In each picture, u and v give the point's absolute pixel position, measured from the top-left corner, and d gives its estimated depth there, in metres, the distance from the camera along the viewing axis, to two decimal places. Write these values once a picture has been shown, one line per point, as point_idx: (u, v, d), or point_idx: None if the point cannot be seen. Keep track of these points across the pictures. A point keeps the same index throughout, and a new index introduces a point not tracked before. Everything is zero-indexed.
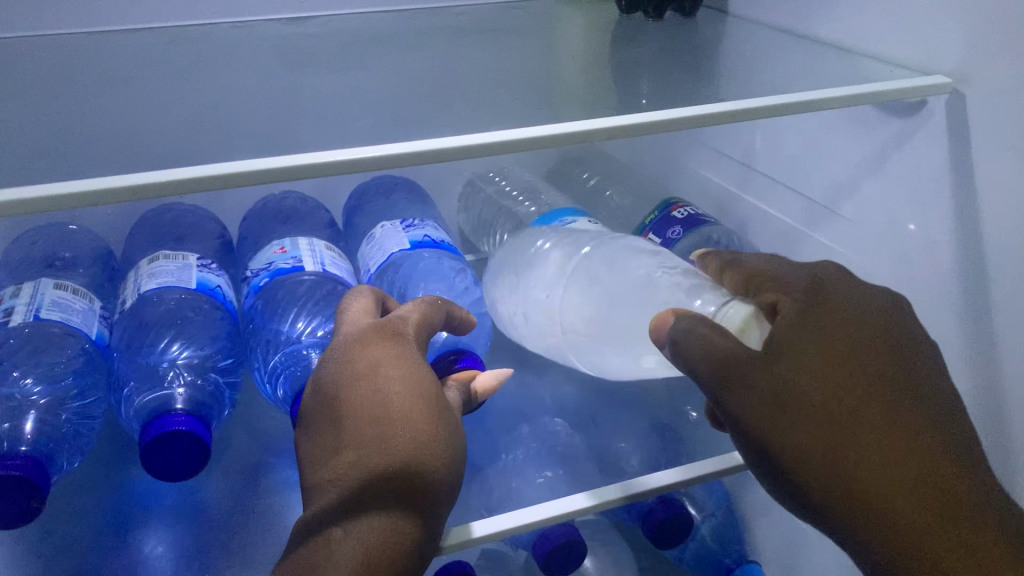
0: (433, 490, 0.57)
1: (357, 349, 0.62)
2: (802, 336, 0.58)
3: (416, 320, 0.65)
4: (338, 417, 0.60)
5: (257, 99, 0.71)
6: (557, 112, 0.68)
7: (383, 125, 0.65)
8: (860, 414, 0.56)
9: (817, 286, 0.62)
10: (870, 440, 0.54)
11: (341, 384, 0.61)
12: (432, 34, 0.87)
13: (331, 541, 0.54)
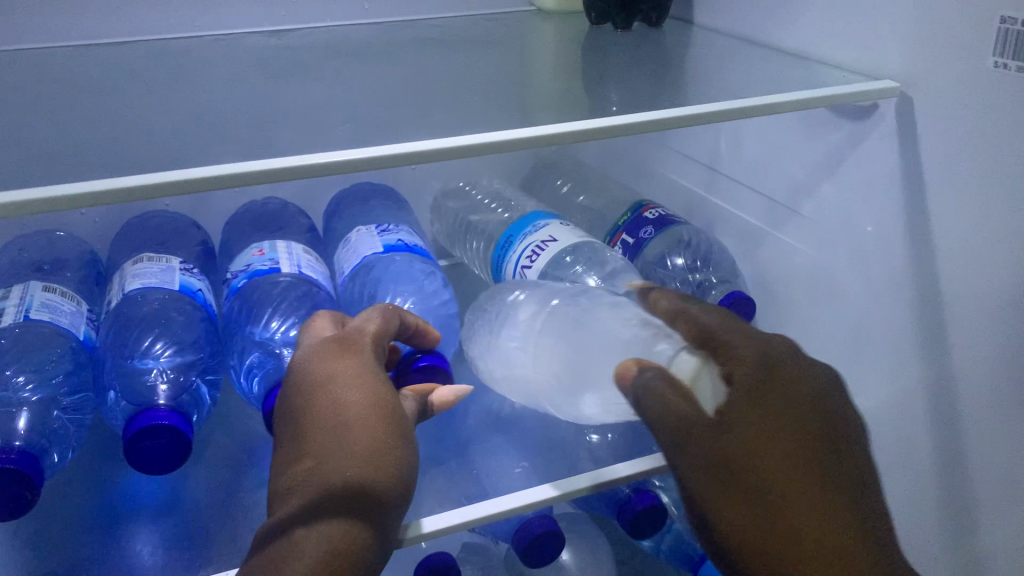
0: (372, 506, 0.50)
1: (314, 359, 0.55)
2: (758, 410, 0.54)
3: (372, 331, 0.58)
4: (293, 424, 0.53)
5: (80, 99, 0.68)
6: (408, 115, 0.67)
7: (243, 132, 0.63)
8: (788, 495, 0.51)
9: (768, 354, 0.57)
10: (769, 498, 0.52)
11: (301, 391, 0.54)
12: (291, 38, 0.85)
13: (279, 557, 0.46)
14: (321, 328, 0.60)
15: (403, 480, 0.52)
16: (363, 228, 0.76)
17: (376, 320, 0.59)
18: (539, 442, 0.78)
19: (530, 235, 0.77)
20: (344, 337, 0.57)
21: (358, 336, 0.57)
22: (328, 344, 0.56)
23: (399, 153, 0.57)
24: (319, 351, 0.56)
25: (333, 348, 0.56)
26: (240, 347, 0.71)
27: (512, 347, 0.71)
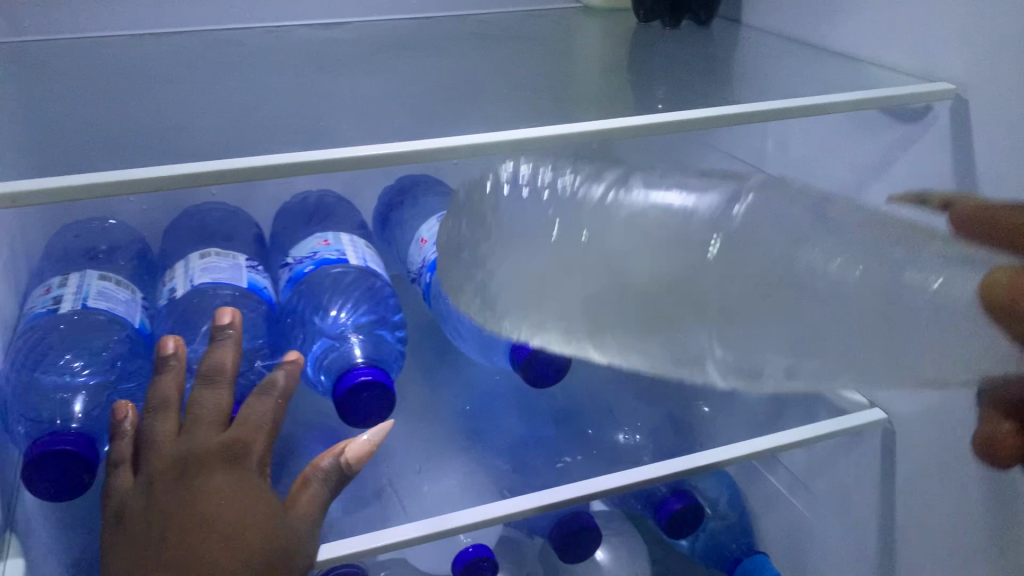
0: None
1: (193, 468, 0.50)
2: None
3: (264, 440, 0.54)
4: (154, 530, 0.47)
5: (141, 89, 0.69)
6: (460, 109, 0.67)
7: (298, 123, 0.64)
8: None
9: None
10: None
11: (170, 504, 0.48)
12: (342, 31, 0.85)
13: None
14: (213, 426, 0.53)
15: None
16: (454, 212, 0.80)
17: (266, 409, 0.55)
18: (579, 438, 0.78)
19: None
20: (226, 444, 0.52)
21: (253, 438, 0.53)
22: (218, 453, 0.51)
23: (457, 145, 0.57)
24: (206, 465, 0.50)
25: (226, 463, 0.51)
26: (309, 334, 0.71)
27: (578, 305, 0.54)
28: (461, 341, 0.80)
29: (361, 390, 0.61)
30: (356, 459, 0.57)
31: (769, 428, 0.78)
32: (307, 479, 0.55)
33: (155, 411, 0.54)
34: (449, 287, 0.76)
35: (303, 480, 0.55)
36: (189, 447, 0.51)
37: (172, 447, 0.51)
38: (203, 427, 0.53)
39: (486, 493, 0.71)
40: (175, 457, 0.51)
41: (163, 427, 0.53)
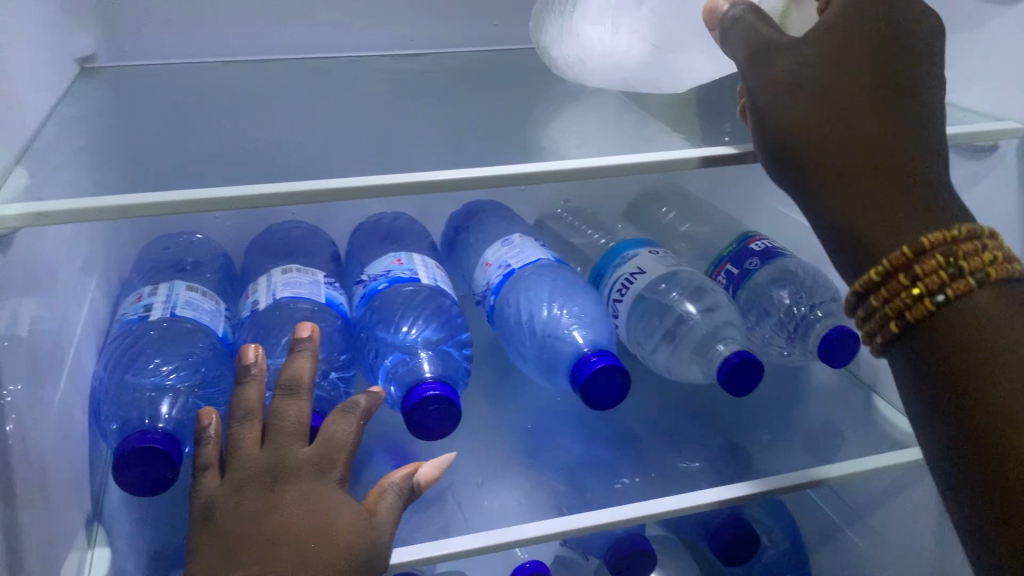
0: None
1: (281, 477, 0.53)
2: (856, 54, 0.50)
3: (348, 456, 0.56)
4: (236, 532, 0.50)
5: (233, 113, 0.74)
6: (532, 137, 0.70)
7: (379, 148, 0.67)
8: (847, 104, 0.50)
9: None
10: (816, 96, 0.50)
11: (255, 510, 0.51)
12: (421, 62, 0.89)
13: None
14: (297, 436, 0.56)
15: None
16: (521, 236, 0.82)
17: (347, 425, 0.57)
18: (638, 460, 0.79)
19: (620, 265, 0.82)
20: (316, 458, 0.55)
21: (336, 453, 0.56)
22: (305, 465, 0.54)
23: (532, 171, 0.60)
24: (296, 477, 0.53)
25: (314, 476, 0.54)
26: (379, 349, 0.75)
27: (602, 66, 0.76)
28: (523, 362, 0.81)
29: (427, 404, 0.64)
30: (428, 481, 0.60)
31: (828, 459, 0.78)
32: (379, 495, 0.57)
33: (241, 419, 0.57)
34: (512, 307, 0.78)
35: (377, 495, 0.58)
36: (278, 457, 0.54)
37: (261, 455, 0.55)
38: (291, 439, 0.56)
39: (546, 508, 0.73)
40: (265, 464, 0.54)
41: (248, 433, 0.56)
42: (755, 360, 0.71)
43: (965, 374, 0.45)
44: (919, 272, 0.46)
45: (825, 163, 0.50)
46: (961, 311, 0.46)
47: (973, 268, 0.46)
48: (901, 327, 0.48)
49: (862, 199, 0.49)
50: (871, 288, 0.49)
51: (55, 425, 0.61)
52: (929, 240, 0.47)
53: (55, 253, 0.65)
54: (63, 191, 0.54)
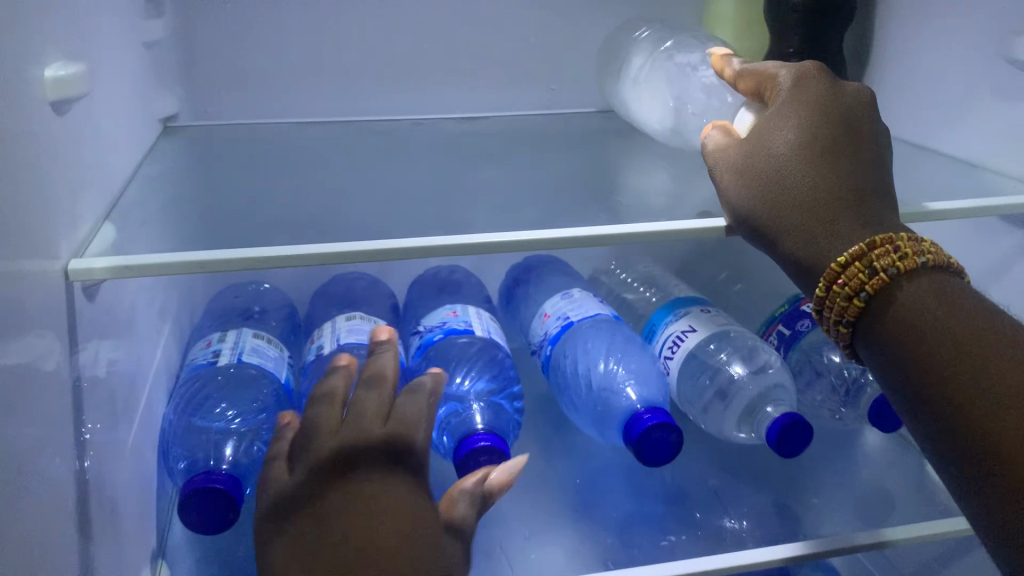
0: None
1: (359, 454, 0.52)
2: (808, 140, 0.59)
3: (424, 433, 0.56)
4: (318, 519, 0.49)
5: (304, 172, 0.78)
6: (584, 200, 0.73)
7: (440, 209, 0.71)
8: (805, 179, 0.58)
9: (802, 96, 0.62)
10: (779, 179, 0.59)
11: (335, 493, 0.50)
12: (482, 124, 0.94)
13: None
14: (374, 416, 0.55)
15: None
16: (578, 290, 0.84)
17: (421, 407, 0.57)
18: (685, 519, 0.79)
19: (672, 321, 0.82)
20: (386, 441, 0.54)
21: (411, 431, 0.55)
22: (381, 445, 0.53)
23: (584, 235, 0.62)
24: (365, 465, 0.52)
25: (386, 464, 0.52)
26: None
27: (648, 103, 0.83)
28: (578, 416, 0.84)
29: (478, 454, 0.66)
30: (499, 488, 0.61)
31: (877, 524, 0.78)
32: (454, 500, 0.58)
33: (321, 401, 0.57)
34: (568, 358, 0.81)
35: (450, 501, 0.58)
36: (353, 435, 0.54)
37: (330, 443, 0.54)
38: (365, 421, 0.55)
39: (592, 563, 0.73)
40: (333, 452, 0.53)
41: (325, 414, 0.56)
42: (804, 422, 0.72)
43: (901, 357, 0.52)
44: (844, 280, 0.54)
45: (773, 206, 0.59)
46: (888, 303, 0.54)
47: (884, 267, 0.53)
48: (848, 326, 0.56)
49: (807, 226, 0.57)
50: (819, 303, 0.57)
51: (127, 463, 0.65)
52: (850, 251, 0.54)
53: (136, 300, 0.70)
54: (148, 245, 0.59)
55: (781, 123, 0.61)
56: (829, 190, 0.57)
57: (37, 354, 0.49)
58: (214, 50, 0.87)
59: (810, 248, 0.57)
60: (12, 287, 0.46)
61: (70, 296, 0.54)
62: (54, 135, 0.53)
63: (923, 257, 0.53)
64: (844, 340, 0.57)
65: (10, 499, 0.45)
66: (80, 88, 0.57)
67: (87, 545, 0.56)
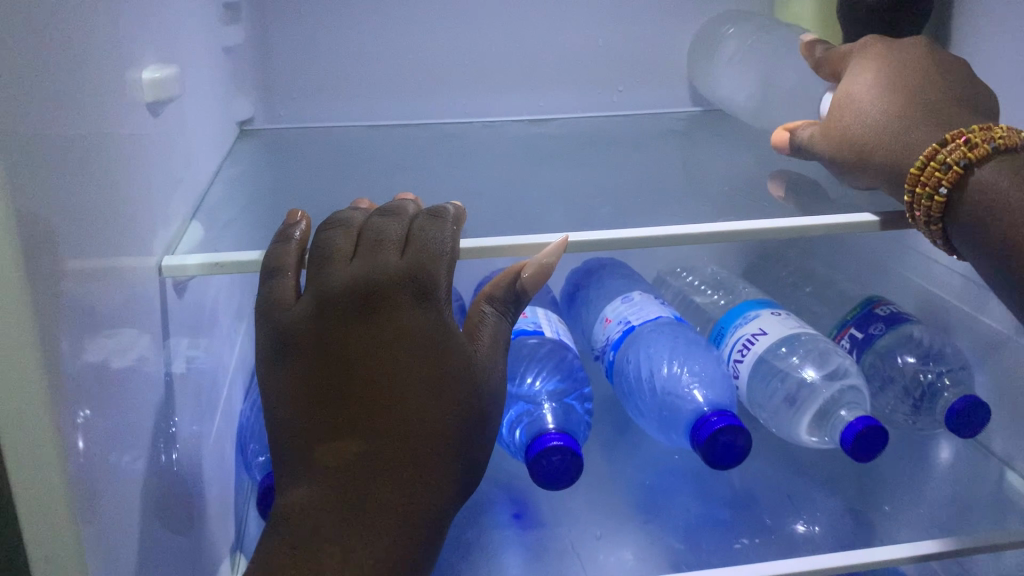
0: (383, 461, 0.45)
1: (369, 288, 0.48)
2: (871, 89, 0.65)
3: (440, 250, 0.50)
4: (322, 355, 0.47)
5: (379, 172, 0.80)
6: (657, 201, 0.73)
7: (513, 210, 0.71)
8: (876, 117, 0.63)
9: (858, 61, 0.68)
10: (859, 130, 0.64)
11: (335, 326, 0.47)
12: (550, 126, 0.94)
13: (294, 508, 0.44)
14: (390, 253, 0.49)
15: (464, 448, 0.47)
16: (644, 294, 0.85)
17: (436, 235, 0.50)
18: (756, 521, 0.79)
19: (741, 325, 0.81)
20: (409, 275, 0.48)
21: (429, 259, 0.49)
22: (396, 283, 0.48)
23: (660, 236, 0.61)
24: (390, 300, 0.48)
25: (407, 299, 0.48)
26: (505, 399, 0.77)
27: (733, 85, 0.90)
28: (643, 419, 0.83)
29: (551, 454, 0.67)
30: (533, 285, 0.55)
31: (953, 532, 0.76)
32: (483, 316, 0.53)
33: (332, 229, 0.52)
34: (633, 363, 0.81)
35: (478, 315, 0.53)
36: (366, 270, 0.48)
37: (348, 270, 0.49)
38: (383, 250, 0.49)
39: (661, 564, 0.73)
40: (351, 285, 0.48)
41: (339, 242, 0.51)
42: (880, 426, 0.71)
43: (987, 240, 0.54)
44: (923, 180, 0.56)
45: (848, 139, 0.65)
46: (969, 192, 0.55)
47: (954, 160, 0.54)
48: (939, 223, 0.57)
49: (873, 143, 0.62)
50: (910, 208, 0.58)
51: (209, 457, 0.67)
52: (923, 155, 0.56)
53: (217, 298, 0.72)
54: (235, 244, 0.61)
55: (856, 71, 0.67)
56: (898, 114, 0.61)
57: (134, 346, 0.51)
58: (289, 55, 0.89)
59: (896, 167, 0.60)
60: (113, 281, 0.48)
61: (162, 291, 0.56)
62: (149, 135, 0.55)
63: (993, 143, 0.53)
64: (938, 236, 0.58)
65: (110, 486, 0.47)
66: (171, 90, 0.59)
67: (175, 533, 0.58)
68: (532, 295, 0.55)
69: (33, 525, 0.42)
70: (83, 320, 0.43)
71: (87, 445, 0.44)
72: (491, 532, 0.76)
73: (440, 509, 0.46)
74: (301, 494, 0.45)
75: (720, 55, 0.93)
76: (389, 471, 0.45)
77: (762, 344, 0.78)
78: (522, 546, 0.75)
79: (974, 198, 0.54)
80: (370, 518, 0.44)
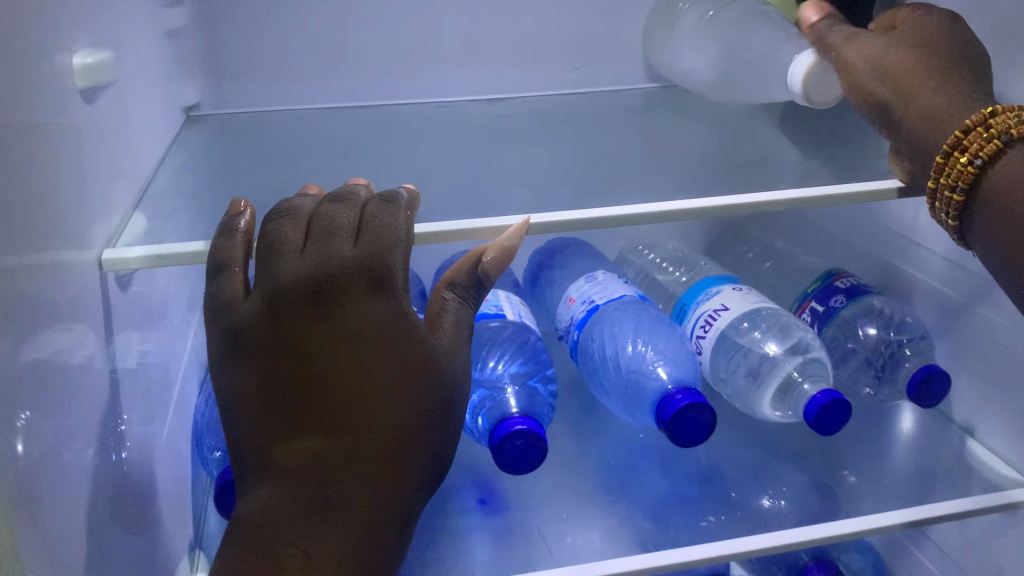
0: (345, 460, 0.43)
1: (323, 280, 0.46)
2: (955, 54, 0.62)
3: (397, 239, 0.48)
4: (278, 354, 0.45)
5: (334, 157, 0.78)
6: (612, 178, 0.72)
7: (470, 192, 0.70)
8: (942, 77, 0.60)
9: (955, 24, 0.65)
10: (919, 74, 0.61)
11: (290, 323, 0.46)
12: (508, 105, 0.93)
13: (254, 512, 0.43)
14: (343, 241, 0.47)
15: (429, 444, 0.46)
16: (606, 273, 0.84)
17: (389, 220, 0.49)
18: (723, 498, 0.79)
19: (703, 301, 0.80)
20: (363, 264, 0.47)
21: (383, 248, 0.47)
22: (351, 274, 0.46)
23: (621, 215, 0.60)
24: (346, 291, 0.46)
25: (363, 290, 0.46)
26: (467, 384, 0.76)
27: (687, 58, 0.89)
28: (608, 400, 0.83)
29: (514, 438, 0.66)
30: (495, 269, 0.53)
31: (916, 502, 0.77)
32: (444, 304, 0.51)
33: (280, 217, 0.50)
34: (596, 342, 0.80)
35: (439, 303, 0.51)
36: (318, 261, 0.47)
37: (299, 261, 0.47)
38: (335, 239, 0.48)
39: (629, 545, 0.73)
40: (304, 276, 0.46)
41: (288, 231, 0.48)
42: (842, 400, 0.71)
43: (1012, 222, 0.53)
44: (964, 145, 0.54)
45: (907, 88, 0.61)
46: (1005, 168, 0.53)
47: (1000, 131, 0.52)
48: (963, 195, 0.55)
49: (929, 98, 0.59)
50: (938, 170, 0.56)
51: (163, 455, 0.65)
52: (971, 119, 0.54)
53: (166, 292, 0.69)
54: (181, 235, 0.59)
55: (942, 30, 0.64)
56: (961, 89, 0.59)
57: (75, 344, 0.49)
58: (235, 37, 0.86)
59: (930, 134, 0.58)
60: (49, 276, 0.46)
61: (104, 285, 0.54)
62: (84, 123, 0.53)
63: None
64: (956, 209, 0.56)
65: (53, 490, 0.45)
66: (106, 76, 0.56)
67: (129, 534, 0.56)
68: (495, 279, 0.53)
69: None
70: (17, 320, 0.41)
71: (26, 446, 0.42)
72: (458, 518, 0.75)
73: (408, 505, 0.45)
74: (262, 498, 0.43)
75: (675, 25, 0.91)
76: (353, 470, 0.43)
77: (724, 320, 0.78)
78: (490, 533, 0.74)
79: (1008, 179, 0.53)
80: (333, 519, 0.43)
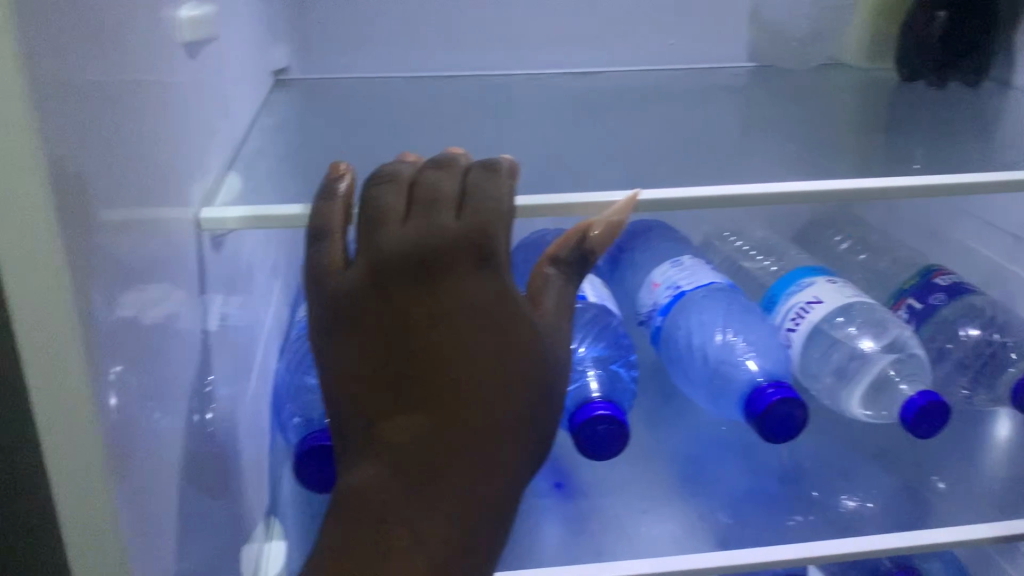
0: (449, 439, 0.42)
1: (426, 253, 0.44)
2: None
3: (502, 211, 0.46)
4: (379, 329, 0.44)
5: (422, 125, 0.76)
6: (709, 157, 0.69)
7: (563, 166, 0.68)
8: None
9: None
10: None
11: (391, 296, 0.44)
12: (597, 80, 0.90)
13: (354, 490, 0.42)
14: (446, 211, 0.46)
15: (534, 426, 0.44)
16: (693, 258, 0.81)
17: (495, 191, 0.47)
18: (805, 497, 0.76)
19: (795, 293, 0.76)
20: (468, 236, 0.45)
21: (487, 220, 0.45)
22: (455, 247, 0.45)
23: (725, 196, 0.58)
24: (450, 264, 0.44)
25: (467, 263, 0.44)
26: None
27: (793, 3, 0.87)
28: (691, 390, 0.80)
29: (596, 423, 0.64)
30: (601, 246, 0.52)
31: (1011, 514, 0.73)
32: (546, 281, 0.49)
33: (381, 183, 0.48)
34: (681, 330, 0.78)
35: (542, 279, 0.49)
36: (421, 232, 0.45)
37: (402, 231, 0.45)
38: (439, 210, 0.46)
39: (706, 539, 0.71)
40: (407, 248, 0.45)
41: (389, 199, 0.47)
42: (942, 401, 0.68)
43: None
44: None
45: None
46: None
47: None
48: None
49: None
50: None
51: (245, 419, 0.65)
52: None
53: (253, 255, 0.69)
54: (273, 198, 0.58)
55: None
56: None
57: (171, 303, 0.49)
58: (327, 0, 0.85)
59: None
60: (149, 234, 0.45)
61: (200, 246, 0.53)
62: (185, 79, 0.52)
63: None
64: None
65: (145, 450, 0.44)
66: (207, 31, 0.55)
67: (212, 496, 0.56)
68: (600, 256, 0.52)
69: (65, 490, 0.39)
70: (119, 275, 0.41)
71: (122, 406, 0.41)
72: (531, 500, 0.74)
73: (512, 488, 0.43)
74: (363, 476, 0.42)
75: None
76: (457, 449, 0.42)
77: (819, 314, 0.74)
78: (564, 518, 0.73)
79: None
80: (436, 499, 0.41)
